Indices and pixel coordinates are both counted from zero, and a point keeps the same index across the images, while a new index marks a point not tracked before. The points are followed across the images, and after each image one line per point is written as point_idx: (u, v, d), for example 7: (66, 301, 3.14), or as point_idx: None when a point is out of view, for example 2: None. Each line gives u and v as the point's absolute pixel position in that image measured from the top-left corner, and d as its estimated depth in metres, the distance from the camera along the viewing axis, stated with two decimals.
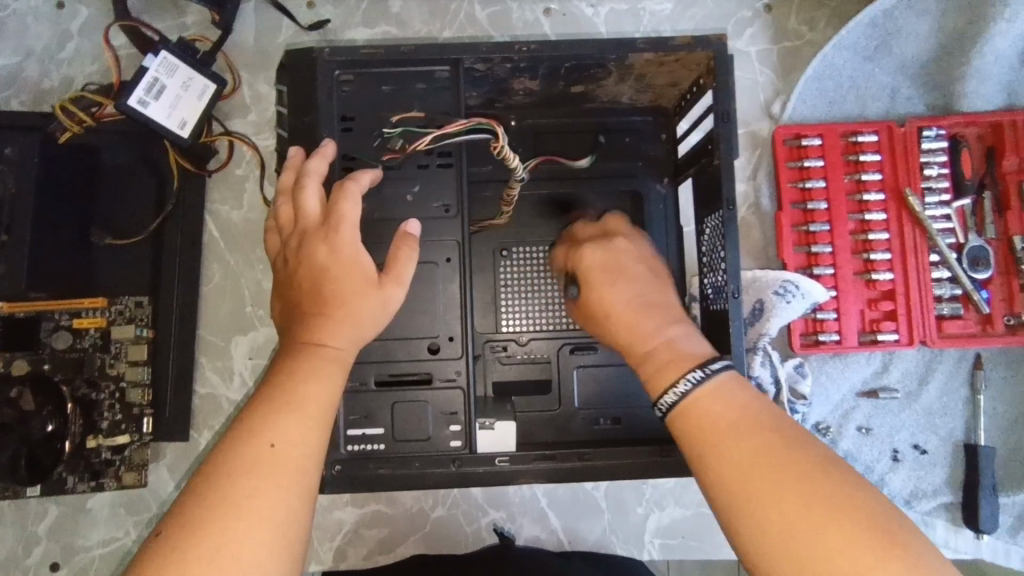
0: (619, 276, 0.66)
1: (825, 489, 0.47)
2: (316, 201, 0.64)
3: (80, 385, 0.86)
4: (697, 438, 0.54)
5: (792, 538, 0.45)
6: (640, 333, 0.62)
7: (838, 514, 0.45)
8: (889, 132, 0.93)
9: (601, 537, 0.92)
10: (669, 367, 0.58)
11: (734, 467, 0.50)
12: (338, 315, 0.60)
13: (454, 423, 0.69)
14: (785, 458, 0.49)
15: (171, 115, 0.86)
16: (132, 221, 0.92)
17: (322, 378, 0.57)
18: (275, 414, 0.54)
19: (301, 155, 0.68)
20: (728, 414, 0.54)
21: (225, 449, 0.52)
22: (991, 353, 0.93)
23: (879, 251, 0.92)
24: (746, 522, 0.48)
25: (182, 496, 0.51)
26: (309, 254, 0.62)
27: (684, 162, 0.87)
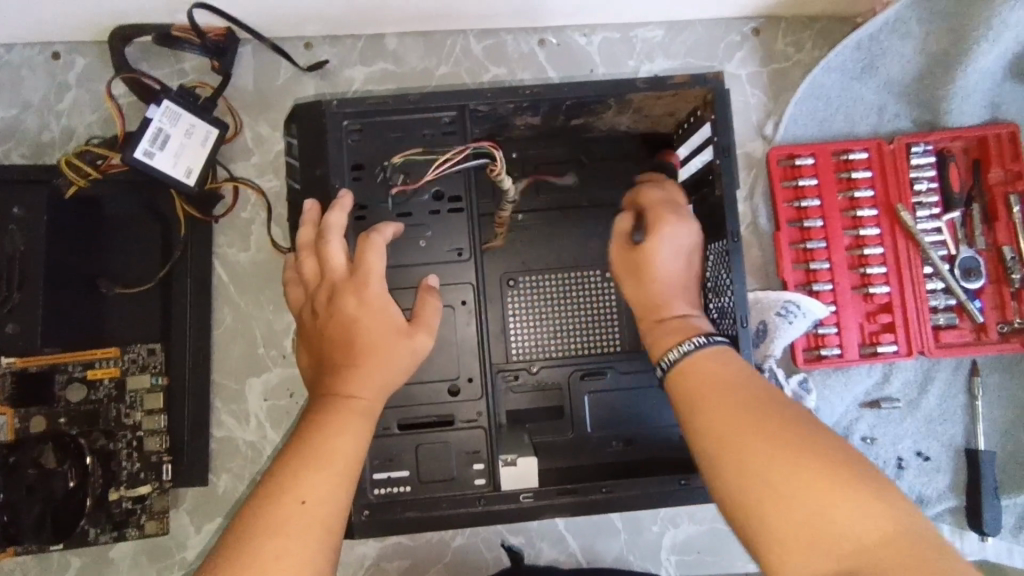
0: (668, 243, 0.70)
1: (799, 429, 0.51)
2: (340, 254, 0.66)
3: (97, 436, 0.86)
4: (693, 391, 0.58)
5: (769, 471, 0.49)
6: (659, 300, 0.69)
7: (811, 451, 0.49)
8: (878, 149, 0.96)
9: (619, 557, 0.93)
10: (677, 334, 0.65)
11: (720, 412, 0.54)
12: (368, 366, 0.62)
13: (477, 461, 0.71)
14: (766, 405, 0.53)
15: (176, 164, 0.86)
16: (139, 269, 0.92)
17: (352, 434, 0.59)
18: (305, 470, 0.55)
19: (317, 208, 0.70)
20: (721, 374, 0.58)
21: (254, 506, 0.53)
22: (987, 360, 0.96)
23: (874, 265, 0.94)
24: (726, 456, 0.52)
25: (214, 552, 0.52)
26: (339, 307, 0.64)
27: (685, 188, 0.89)
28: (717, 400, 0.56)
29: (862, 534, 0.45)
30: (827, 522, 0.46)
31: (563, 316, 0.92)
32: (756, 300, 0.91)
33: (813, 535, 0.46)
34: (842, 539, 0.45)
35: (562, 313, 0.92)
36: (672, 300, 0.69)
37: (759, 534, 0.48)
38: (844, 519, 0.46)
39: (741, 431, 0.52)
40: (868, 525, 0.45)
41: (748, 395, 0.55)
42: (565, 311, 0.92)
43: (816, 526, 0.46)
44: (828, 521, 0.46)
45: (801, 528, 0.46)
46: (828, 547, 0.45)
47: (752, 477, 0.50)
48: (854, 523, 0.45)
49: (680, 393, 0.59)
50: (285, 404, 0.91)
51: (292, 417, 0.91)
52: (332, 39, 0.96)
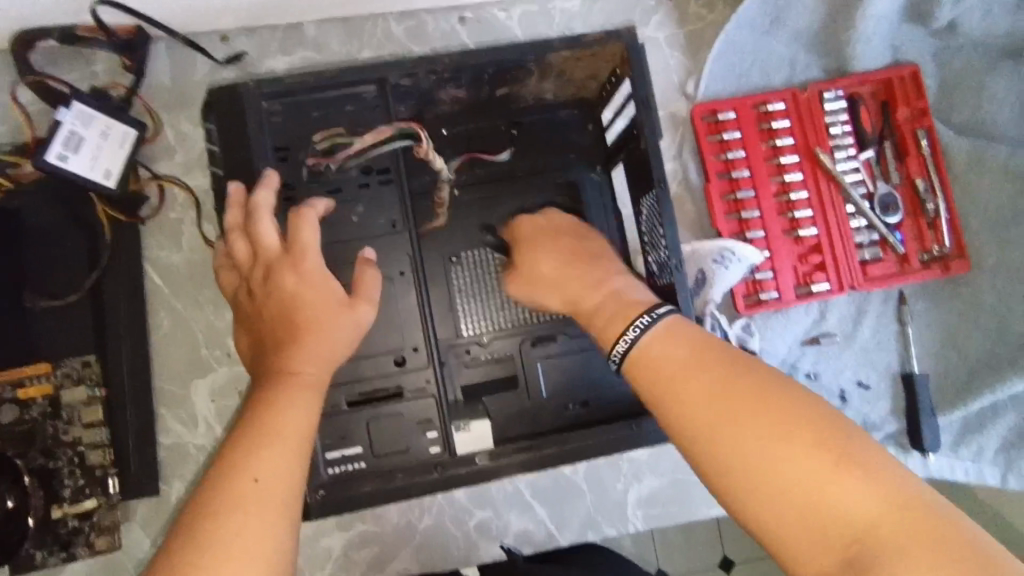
0: (548, 244, 0.80)
1: (787, 408, 0.51)
2: (271, 232, 0.65)
3: (36, 456, 0.82)
4: (660, 375, 0.57)
5: (757, 463, 0.49)
6: (580, 289, 0.75)
7: (797, 433, 0.49)
8: (793, 99, 1.00)
9: (586, 519, 0.95)
10: (618, 317, 0.66)
11: (687, 398, 0.54)
12: (313, 341, 0.61)
13: (431, 430, 0.71)
14: (746, 387, 0.53)
15: (94, 166, 0.84)
16: (64, 280, 0.88)
17: (302, 409, 0.57)
18: (257, 448, 0.54)
19: (243, 190, 0.69)
20: (681, 357, 0.57)
21: (206, 488, 0.52)
22: (913, 289, 1.00)
23: (801, 209, 0.98)
24: (710, 442, 0.52)
25: (170, 539, 0.50)
26: (277, 284, 0.63)
27: (614, 149, 0.92)
28: (688, 388, 0.55)
29: (855, 513, 0.46)
30: (818, 504, 0.47)
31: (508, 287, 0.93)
32: (692, 252, 0.93)
33: (812, 519, 0.47)
34: (832, 518, 0.46)
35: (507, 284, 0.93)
36: (594, 286, 0.73)
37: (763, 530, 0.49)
38: (838, 502, 0.47)
39: (721, 421, 0.52)
40: (857, 501, 0.46)
41: (717, 377, 0.54)
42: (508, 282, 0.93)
43: (820, 512, 0.47)
44: (819, 502, 0.47)
45: (799, 519, 0.47)
46: (821, 526, 0.47)
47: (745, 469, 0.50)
48: (848, 500, 0.46)
49: (645, 385, 0.58)
50: (234, 403, 0.89)
51: None
52: (249, 31, 0.94)
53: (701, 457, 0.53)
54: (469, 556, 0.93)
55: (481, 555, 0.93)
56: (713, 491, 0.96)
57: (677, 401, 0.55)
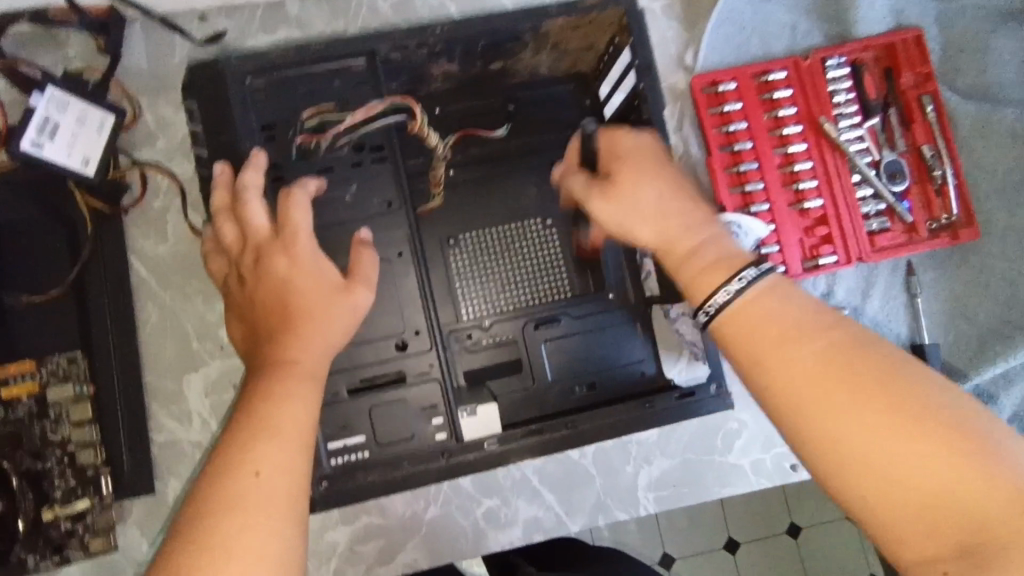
0: (641, 168, 0.64)
1: (896, 392, 0.47)
2: (261, 215, 0.62)
3: (24, 457, 0.79)
4: (752, 348, 0.53)
5: (871, 445, 0.47)
6: (677, 233, 0.61)
7: (910, 423, 0.46)
8: (795, 67, 0.97)
9: (596, 504, 0.92)
10: (716, 269, 0.57)
11: (792, 367, 0.50)
12: (309, 327, 0.58)
13: (436, 416, 0.68)
14: (851, 367, 0.49)
15: (71, 153, 0.80)
16: (46, 274, 0.85)
17: (301, 397, 0.54)
18: (256, 440, 0.51)
19: (230, 170, 0.65)
20: (782, 321, 0.53)
21: (203, 485, 0.49)
22: (921, 258, 0.98)
23: (806, 180, 0.96)
24: (809, 424, 0.49)
25: (169, 540, 0.47)
26: (269, 268, 0.60)
27: (613, 123, 0.89)
28: (794, 357, 0.51)
29: (979, 504, 0.44)
30: (938, 492, 0.45)
31: (509, 269, 0.90)
32: None
33: (923, 512, 0.46)
34: (952, 507, 0.45)
35: (507, 265, 0.90)
36: (689, 233, 0.60)
37: (865, 509, 0.48)
38: (959, 489, 0.45)
39: (830, 399, 0.49)
40: (979, 490, 0.44)
41: (826, 348, 0.50)
42: (508, 262, 0.90)
43: (930, 505, 0.45)
44: (940, 491, 0.45)
45: (913, 502, 0.46)
46: (941, 513, 0.45)
47: (854, 450, 0.47)
48: (967, 489, 0.45)
49: (739, 350, 0.54)
50: (229, 397, 0.86)
51: None
52: (228, 9, 0.89)
53: (803, 434, 0.50)
54: (478, 546, 0.90)
55: (491, 544, 0.90)
56: (725, 471, 0.94)
57: (778, 370, 0.51)
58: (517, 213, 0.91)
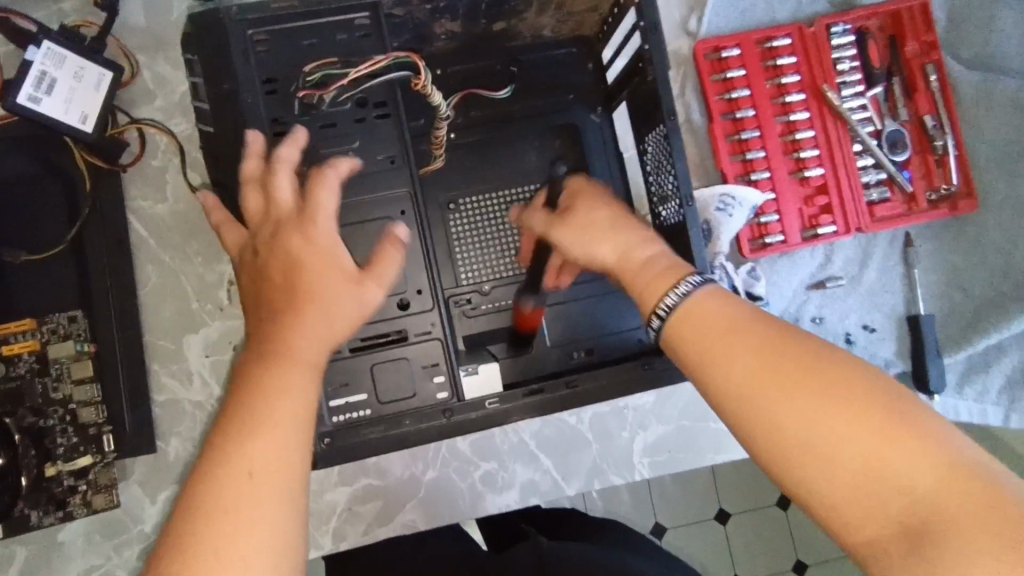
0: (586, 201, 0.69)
1: (829, 378, 0.47)
2: (288, 187, 0.59)
3: (26, 415, 0.79)
4: (696, 349, 0.53)
5: (809, 432, 0.46)
6: (626, 248, 0.63)
7: (849, 406, 0.45)
8: (800, 34, 0.96)
9: (592, 468, 0.94)
10: (662, 279, 0.58)
11: (733, 361, 0.50)
12: (313, 310, 0.55)
13: (438, 374, 0.68)
14: (793, 360, 0.48)
15: (69, 109, 0.79)
16: (45, 232, 0.84)
17: (296, 387, 0.51)
18: (249, 435, 0.48)
19: (261, 141, 0.63)
20: (724, 321, 0.53)
21: (200, 476, 0.47)
22: (919, 229, 0.99)
23: (807, 149, 0.96)
24: (748, 416, 0.49)
25: (165, 534, 0.46)
26: (283, 247, 0.57)
27: (615, 88, 0.89)
28: (736, 352, 0.50)
29: (918, 488, 0.42)
30: (877, 475, 0.43)
31: (508, 234, 0.90)
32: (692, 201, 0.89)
33: (865, 492, 0.44)
34: (895, 492, 0.43)
35: (508, 231, 0.90)
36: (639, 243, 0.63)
37: (810, 498, 0.46)
38: (899, 471, 0.43)
39: (768, 387, 0.48)
40: (918, 472, 0.43)
41: (765, 340, 0.50)
42: (507, 227, 0.90)
43: (869, 486, 0.44)
44: (880, 474, 0.43)
45: (851, 487, 0.44)
46: (881, 499, 0.43)
47: (792, 435, 0.46)
48: (906, 471, 0.43)
49: (688, 348, 0.54)
50: (229, 358, 0.86)
51: None
52: None
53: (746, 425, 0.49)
54: (475, 508, 0.92)
55: (487, 507, 0.92)
56: (719, 437, 0.96)
57: (722, 364, 0.51)
58: (515, 178, 0.91)
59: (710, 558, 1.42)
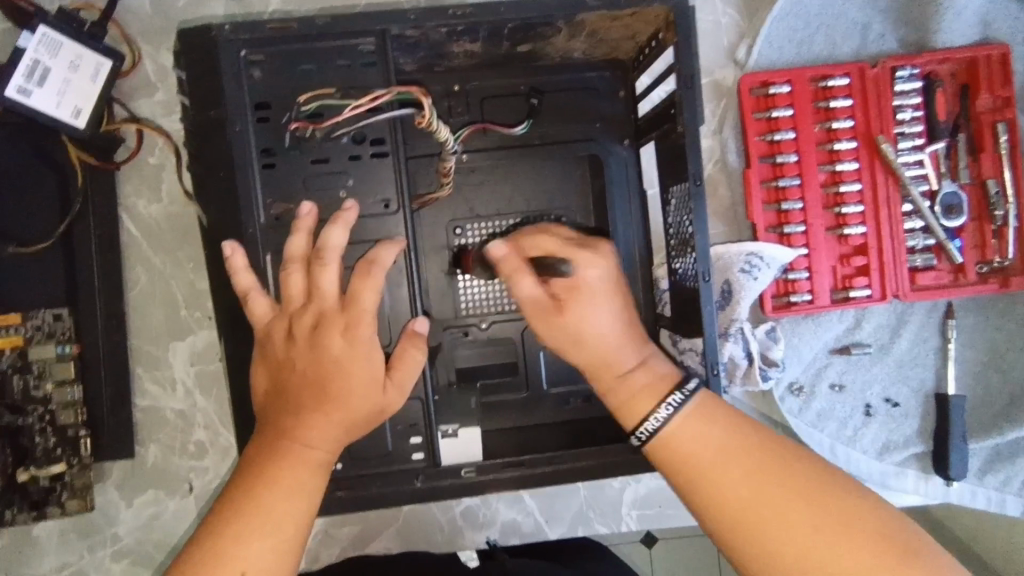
0: (599, 296, 0.59)
1: (819, 494, 0.50)
2: (334, 283, 0.58)
3: (3, 413, 0.78)
4: (688, 470, 0.53)
5: (806, 552, 0.49)
6: (613, 359, 0.59)
7: (842, 522, 0.49)
8: (861, 74, 0.87)
9: (578, 515, 0.90)
10: (645, 393, 0.57)
11: (727, 484, 0.52)
12: (334, 416, 0.55)
13: (415, 435, 0.64)
14: (790, 477, 0.51)
15: (61, 103, 0.75)
16: (36, 224, 0.81)
17: (303, 494, 0.53)
18: (252, 536, 0.50)
19: (314, 213, 0.61)
20: (709, 444, 0.54)
21: (191, 568, 0.49)
22: (962, 301, 0.91)
23: (851, 204, 0.88)
24: (745, 537, 0.51)
25: None
26: (322, 344, 0.56)
27: (646, 123, 0.81)
28: (729, 472, 0.52)
29: None
30: None
31: None
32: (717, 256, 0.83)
33: None
34: None
35: None
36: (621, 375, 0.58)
37: None
38: None
39: (767, 513, 0.50)
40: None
41: (755, 455, 0.52)
42: None
43: None
44: None
45: None
46: None
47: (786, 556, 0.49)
48: None
49: (671, 467, 0.55)
50: (214, 369, 0.83)
51: (224, 383, 0.83)
52: None
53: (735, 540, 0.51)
54: (453, 542, 0.90)
55: (466, 542, 0.90)
56: None
57: (709, 484, 0.52)
58: (529, 206, 0.86)
59: None
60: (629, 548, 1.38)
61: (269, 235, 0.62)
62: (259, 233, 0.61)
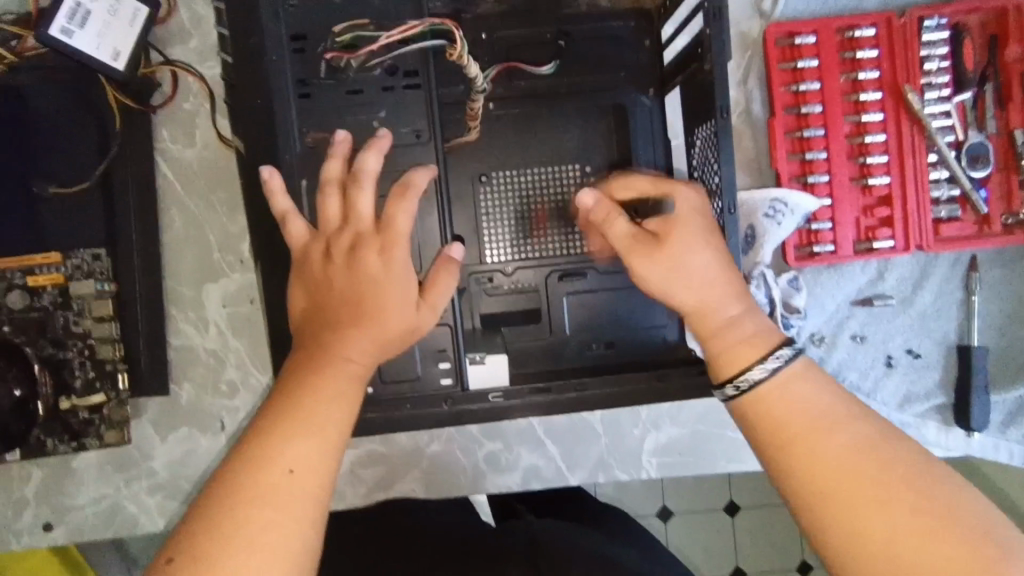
0: (697, 236, 0.59)
1: (915, 484, 0.46)
2: (370, 205, 0.60)
3: (45, 346, 0.82)
4: (775, 433, 0.51)
5: (886, 536, 0.45)
6: (715, 304, 0.57)
7: (932, 517, 0.45)
8: (887, 25, 0.87)
9: (598, 461, 0.92)
10: (745, 345, 0.55)
11: (815, 451, 0.49)
12: (370, 331, 0.57)
13: (443, 361, 0.66)
14: (883, 463, 0.47)
15: (101, 45, 0.77)
16: (73, 166, 0.83)
17: (343, 400, 0.54)
18: (296, 435, 0.51)
19: (349, 141, 0.63)
20: (803, 409, 0.51)
21: (236, 464, 0.50)
22: (987, 254, 0.91)
23: (875, 154, 0.88)
24: (828, 513, 0.47)
25: (194, 513, 0.49)
26: (359, 263, 0.58)
27: (671, 70, 0.82)
28: (820, 442, 0.49)
29: None
30: None
31: (539, 214, 0.86)
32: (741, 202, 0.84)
33: None
34: None
35: (539, 211, 0.86)
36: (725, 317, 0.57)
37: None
38: None
39: (851, 488, 0.47)
40: None
41: (852, 433, 0.49)
42: (539, 207, 0.86)
43: None
44: None
45: None
46: None
47: (864, 539, 0.45)
48: None
49: (760, 429, 0.52)
50: (246, 311, 0.86)
51: (255, 325, 0.86)
52: None
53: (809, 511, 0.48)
54: (476, 486, 0.91)
55: (488, 486, 0.91)
56: (734, 447, 0.92)
57: (799, 451, 0.49)
58: (554, 155, 0.87)
59: (710, 548, 1.41)
60: (646, 524, 1.41)
61: (305, 163, 0.64)
62: (293, 161, 0.63)
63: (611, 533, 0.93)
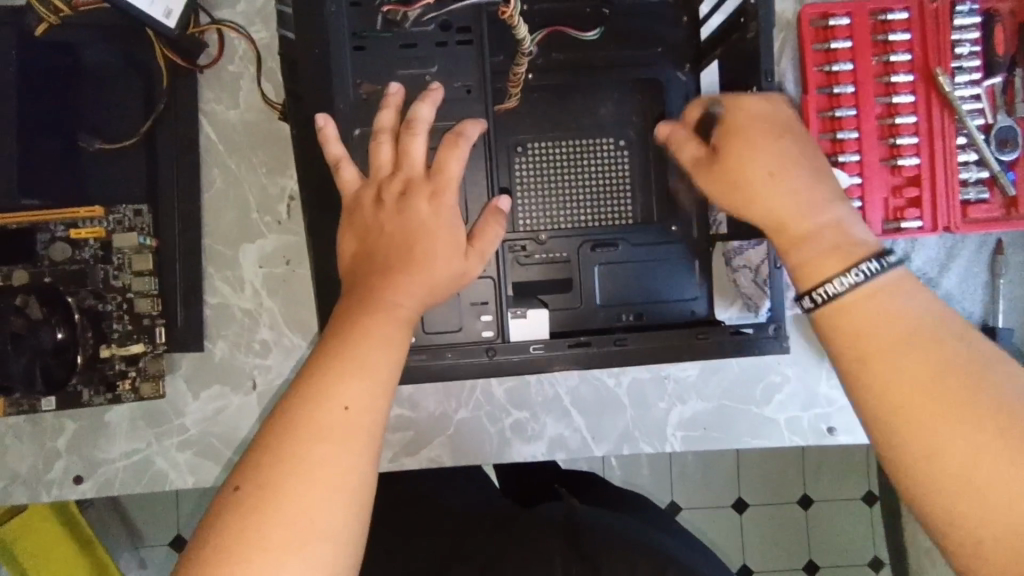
0: (779, 133, 0.55)
1: (999, 408, 0.42)
2: (422, 152, 0.61)
3: (86, 297, 0.85)
4: (856, 345, 0.47)
5: (960, 466, 0.42)
6: (807, 204, 0.52)
7: (1016, 446, 0.41)
8: (920, 9, 0.89)
9: (624, 433, 0.92)
10: (833, 254, 0.50)
11: (893, 371, 0.44)
12: (420, 275, 0.58)
13: (485, 314, 0.75)
14: (969, 384, 0.43)
15: (154, 1, 0.76)
16: (121, 123, 0.86)
17: (391, 343, 0.54)
18: (349, 374, 0.51)
19: (401, 93, 0.64)
20: (888, 322, 0.46)
21: (292, 402, 0.50)
22: (1011, 237, 0.92)
23: (905, 136, 0.89)
24: (902, 435, 0.44)
25: (254, 449, 0.49)
26: (409, 209, 0.59)
27: (709, 46, 0.84)
28: (900, 359, 0.45)
29: None
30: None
31: (573, 183, 0.87)
32: None
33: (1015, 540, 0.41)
34: None
35: (573, 181, 0.87)
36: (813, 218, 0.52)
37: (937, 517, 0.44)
38: None
39: (929, 411, 0.43)
40: None
41: (940, 351, 0.44)
42: (574, 177, 0.87)
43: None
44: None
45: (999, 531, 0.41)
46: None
47: (939, 465, 0.42)
48: None
49: (839, 340, 0.48)
50: (282, 273, 0.86)
51: (290, 287, 0.86)
52: None
53: (882, 432, 0.45)
54: (502, 454, 0.92)
55: (513, 454, 0.92)
56: (758, 423, 0.92)
57: (879, 368, 0.45)
58: (588, 128, 0.88)
59: (722, 540, 1.41)
60: None
61: (357, 112, 0.66)
62: (346, 110, 0.65)
63: (638, 516, 0.93)
